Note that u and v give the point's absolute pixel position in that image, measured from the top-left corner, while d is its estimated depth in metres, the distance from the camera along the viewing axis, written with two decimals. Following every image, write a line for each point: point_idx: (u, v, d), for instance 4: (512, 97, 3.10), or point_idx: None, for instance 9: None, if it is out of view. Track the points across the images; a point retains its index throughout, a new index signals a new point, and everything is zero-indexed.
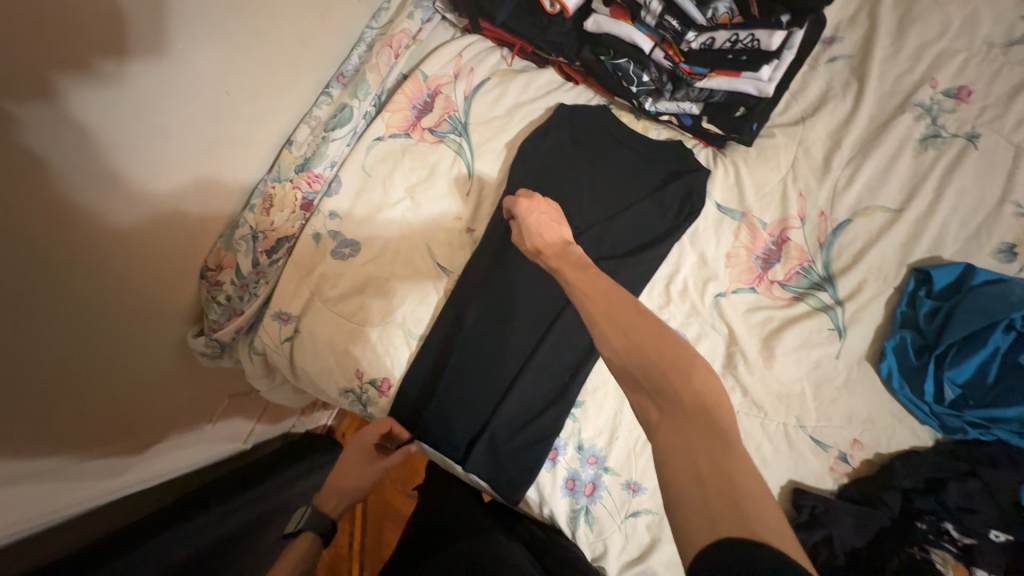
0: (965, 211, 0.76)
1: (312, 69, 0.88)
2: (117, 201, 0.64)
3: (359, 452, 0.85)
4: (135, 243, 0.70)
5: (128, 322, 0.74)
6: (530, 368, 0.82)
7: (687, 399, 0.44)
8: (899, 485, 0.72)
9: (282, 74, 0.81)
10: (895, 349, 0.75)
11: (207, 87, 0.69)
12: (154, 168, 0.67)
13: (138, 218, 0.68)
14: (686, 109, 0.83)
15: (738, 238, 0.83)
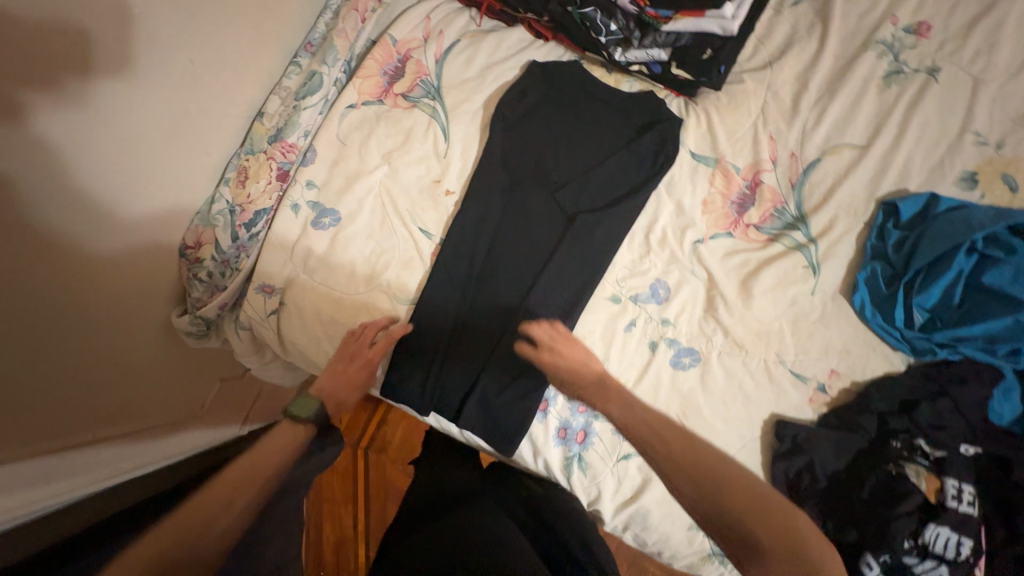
0: (928, 143, 0.79)
1: (278, 37, 0.86)
2: (88, 175, 0.63)
3: (358, 362, 0.79)
4: (120, 238, 0.71)
5: (110, 302, 0.73)
6: (518, 326, 0.83)
7: (765, 513, 0.58)
8: (873, 408, 0.75)
9: (245, 40, 0.80)
10: (866, 280, 0.78)
11: (171, 83, 0.70)
12: (123, 142, 0.66)
13: (119, 218, 0.70)
14: (655, 55, 0.84)
15: (713, 184, 0.84)
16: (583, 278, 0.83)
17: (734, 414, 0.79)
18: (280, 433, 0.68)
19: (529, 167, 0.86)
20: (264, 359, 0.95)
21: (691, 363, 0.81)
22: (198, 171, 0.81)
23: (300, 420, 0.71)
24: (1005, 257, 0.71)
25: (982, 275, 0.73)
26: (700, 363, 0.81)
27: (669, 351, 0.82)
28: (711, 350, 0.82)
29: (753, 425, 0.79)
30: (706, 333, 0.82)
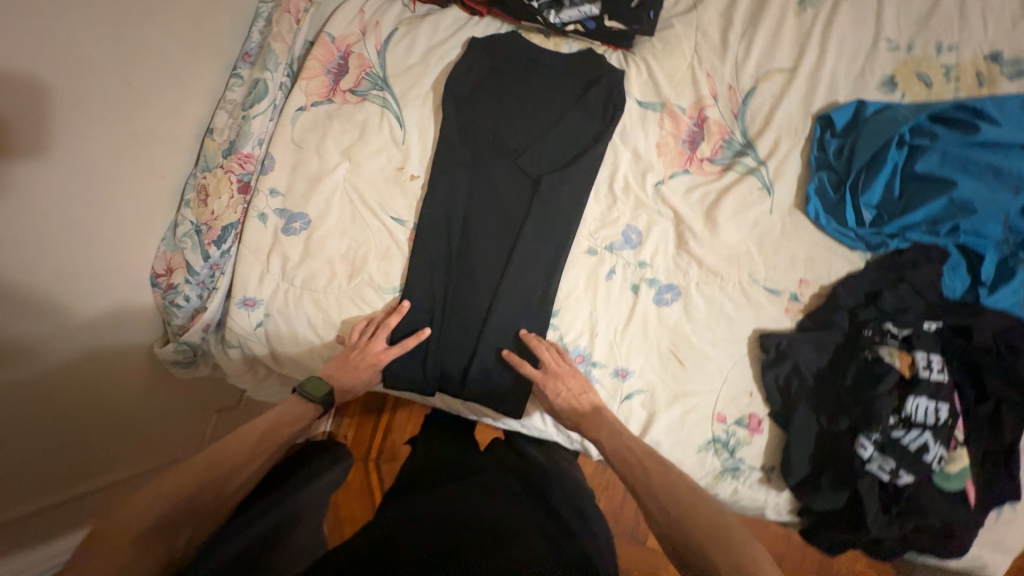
0: (848, 56, 0.86)
1: (214, 51, 0.86)
2: (37, 212, 0.63)
3: (365, 361, 0.81)
4: (83, 278, 0.71)
5: (80, 337, 0.73)
6: (503, 294, 0.85)
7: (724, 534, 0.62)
8: (843, 304, 0.81)
9: (182, 55, 0.79)
10: (816, 190, 0.84)
11: (105, 120, 0.68)
12: (65, 185, 0.65)
13: (72, 260, 0.69)
14: (587, 12, 0.87)
15: (663, 127, 0.88)
16: (557, 236, 0.86)
17: (720, 336, 0.84)
18: (282, 411, 0.73)
19: (487, 140, 0.88)
20: (260, 377, 0.94)
21: (673, 298, 0.86)
22: (155, 194, 0.81)
23: (308, 403, 0.75)
24: (931, 143, 0.78)
25: (916, 164, 0.78)
26: (681, 297, 0.86)
27: (651, 290, 0.86)
28: (689, 283, 0.86)
29: (740, 344, 0.84)
30: (682, 267, 0.86)
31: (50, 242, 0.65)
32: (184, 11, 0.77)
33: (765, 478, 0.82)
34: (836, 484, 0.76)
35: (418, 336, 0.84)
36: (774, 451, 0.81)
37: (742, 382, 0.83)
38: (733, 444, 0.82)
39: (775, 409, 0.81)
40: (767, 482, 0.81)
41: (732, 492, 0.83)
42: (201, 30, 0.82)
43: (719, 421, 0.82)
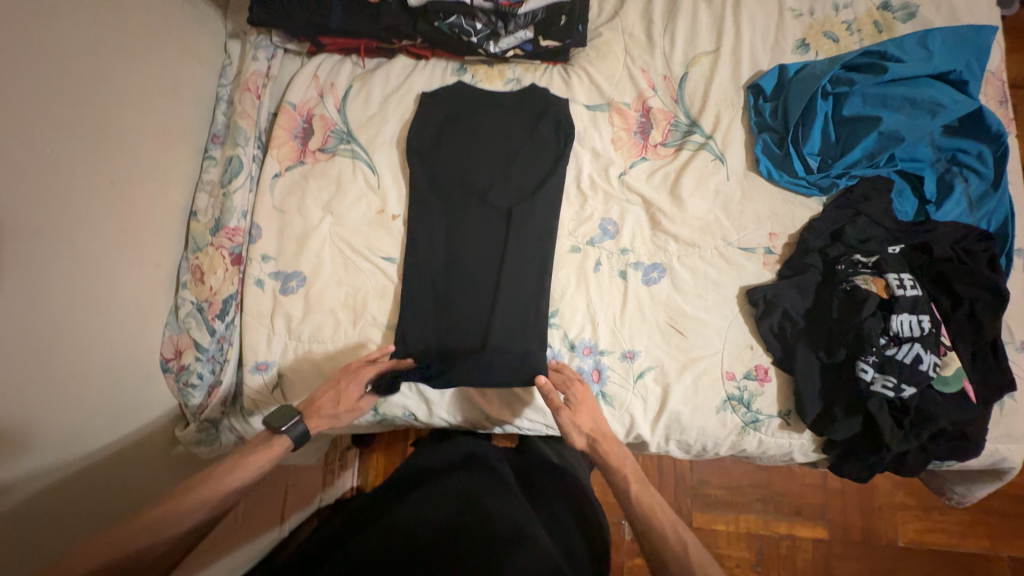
0: (761, 29, 0.95)
1: (185, 139, 0.91)
2: (55, 312, 0.66)
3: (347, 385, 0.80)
4: (99, 376, 0.74)
5: (103, 430, 0.75)
6: (497, 308, 0.89)
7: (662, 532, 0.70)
8: (813, 247, 0.87)
9: (157, 147, 0.84)
10: (763, 151, 0.91)
11: (94, 222, 0.72)
12: (67, 292, 0.68)
13: (84, 361, 0.71)
14: (523, 37, 0.91)
15: (614, 124, 0.96)
16: (540, 242, 0.91)
17: (711, 301, 0.89)
18: (269, 450, 0.73)
19: (456, 168, 0.93)
20: None
21: (660, 276, 0.91)
22: (153, 282, 0.84)
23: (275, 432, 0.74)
24: (851, 89, 0.86)
25: (842, 110, 0.87)
26: (667, 273, 0.91)
27: (638, 273, 0.91)
28: (671, 259, 0.92)
29: (730, 303, 0.89)
30: (661, 246, 0.92)
31: (68, 337, 0.68)
32: (152, 108, 0.83)
33: (785, 423, 0.86)
34: (849, 411, 0.80)
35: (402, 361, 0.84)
36: (787, 396, 0.85)
37: (741, 338, 0.88)
38: (747, 398, 0.86)
39: (777, 356, 0.85)
40: (787, 427, 0.86)
41: (758, 444, 0.87)
42: (170, 121, 0.87)
43: (729, 379, 0.87)
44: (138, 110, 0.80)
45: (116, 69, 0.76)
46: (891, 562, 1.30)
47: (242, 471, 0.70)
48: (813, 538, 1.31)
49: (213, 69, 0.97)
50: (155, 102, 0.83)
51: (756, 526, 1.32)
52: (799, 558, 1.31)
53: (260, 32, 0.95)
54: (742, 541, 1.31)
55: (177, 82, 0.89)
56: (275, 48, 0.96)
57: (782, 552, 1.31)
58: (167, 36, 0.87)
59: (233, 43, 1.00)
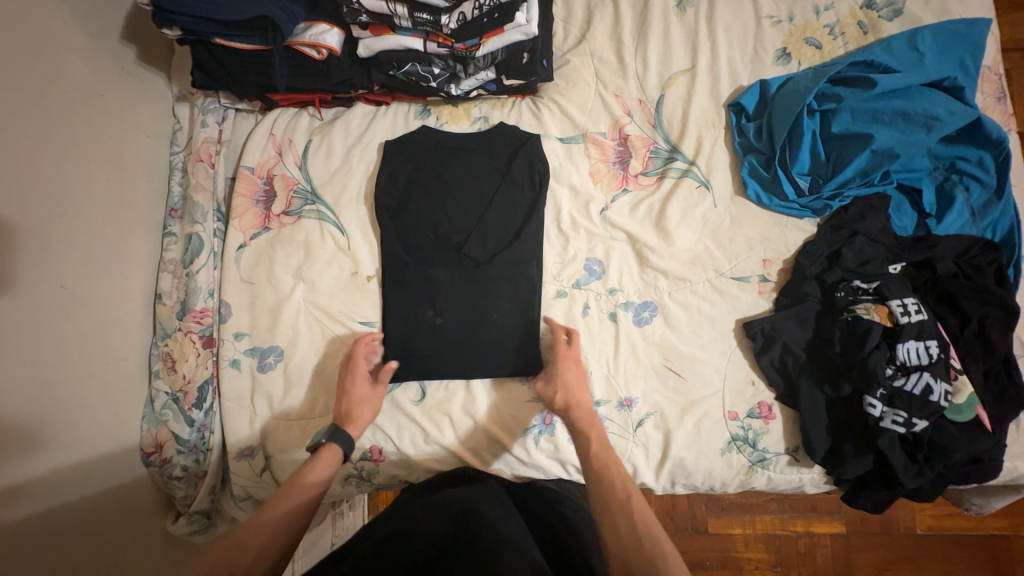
0: (737, 42, 0.89)
1: (141, 218, 0.86)
2: (18, 436, 0.63)
3: (359, 385, 0.80)
4: (81, 488, 0.71)
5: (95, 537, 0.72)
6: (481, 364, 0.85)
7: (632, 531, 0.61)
8: (810, 274, 0.82)
9: (110, 236, 0.79)
10: (750, 174, 0.86)
11: (52, 335, 0.69)
12: (28, 416, 0.64)
13: (62, 478, 0.68)
14: (485, 78, 0.83)
15: (591, 156, 0.90)
16: (526, 293, 0.86)
17: (707, 337, 0.85)
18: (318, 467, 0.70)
19: (430, 216, 0.89)
20: None
21: (652, 315, 0.87)
22: (123, 378, 0.81)
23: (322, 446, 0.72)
24: (838, 106, 0.82)
25: (831, 127, 0.83)
26: (659, 311, 0.87)
27: (628, 314, 0.87)
28: (662, 296, 0.87)
29: (727, 338, 0.85)
30: (651, 283, 0.88)
31: (35, 458, 0.65)
32: (98, 196, 0.78)
33: (794, 459, 0.82)
34: (859, 449, 0.77)
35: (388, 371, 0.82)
36: (794, 432, 0.82)
37: (742, 374, 0.84)
38: (753, 437, 0.83)
39: (780, 392, 0.82)
40: (796, 462, 0.82)
41: (767, 480, 0.84)
42: (120, 205, 0.82)
43: (733, 419, 0.83)
44: (84, 203, 0.75)
45: (53, 164, 0.71)
46: (911, 549, 1.25)
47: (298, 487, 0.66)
48: (830, 533, 1.26)
49: (162, 137, 0.91)
50: (101, 190, 0.78)
51: (771, 526, 1.26)
52: (818, 555, 1.25)
53: (207, 94, 0.91)
54: (759, 542, 1.25)
55: (126, 161, 0.83)
56: (225, 110, 0.92)
57: (800, 550, 1.25)
58: (107, 113, 0.80)
59: (181, 105, 0.93)
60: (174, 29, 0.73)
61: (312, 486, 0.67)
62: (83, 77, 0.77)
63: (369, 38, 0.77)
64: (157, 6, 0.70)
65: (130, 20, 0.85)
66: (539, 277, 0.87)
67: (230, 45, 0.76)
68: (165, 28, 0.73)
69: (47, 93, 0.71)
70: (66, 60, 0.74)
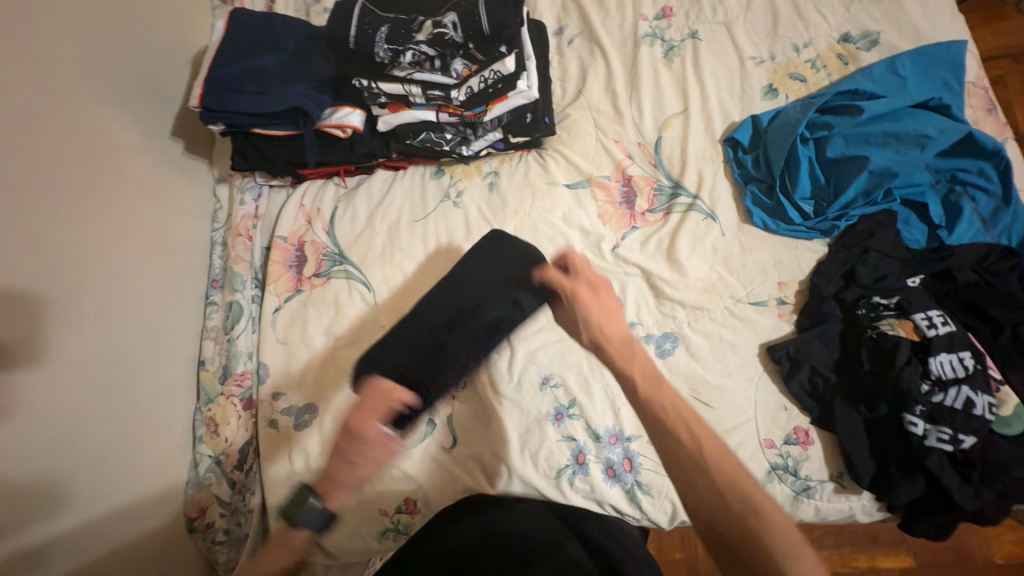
0: (725, 84, 0.96)
1: (187, 291, 0.94)
2: (51, 510, 0.66)
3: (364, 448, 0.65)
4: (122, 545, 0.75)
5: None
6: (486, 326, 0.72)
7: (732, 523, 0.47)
8: (827, 294, 0.83)
9: (157, 311, 0.87)
10: (753, 202, 0.90)
11: (102, 405, 0.74)
12: (77, 481, 0.70)
13: (103, 539, 0.72)
14: (493, 138, 0.89)
15: (598, 198, 0.95)
16: None
17: (732, 364, 0.85)
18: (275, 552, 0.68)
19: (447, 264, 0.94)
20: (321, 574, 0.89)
21: (674, 346, 0.88)
22: (170, 443, 0.85)
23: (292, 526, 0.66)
24: (830, 132, 0.86)
25: (826, 152, 0.87)
26: (680, 341, 0.88)
27: (650, 346, 0.88)
28: (681, 326, 0.89)
29: (752, 364, 0.85)
30: (669, 314, 0.89)
31: (84, 526, 0.70)
32: (148, 275, 0.86)
33: (840, 486, 0.80)
34: (906, 471, 0.74)
35: (389, 396, 0.69)
36: (835, 457, 0.80)
37: (772, 399, 0.83)
38: (793, 466, 0.81)
39: (814, 415, 0.81)
40: (843, 490, 0.80)
41: (815, 511, 0.81)
42: (166, 281, 0.89)
43: (770, 447, 0.82)
44: (139, 283, 0.84)
45: (113, 252, 0.80)
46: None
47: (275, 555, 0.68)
48: (899, 568, 1.15)
49: (204, 217, 1.00)
50: (153, 270, 0.87)
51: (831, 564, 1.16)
52: None
53: (245, 175, 1.01)
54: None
55: (174, 241, 0.92)
56: (260, 187, 1.01)
57: None
58: (157, 201, 0.90)
59: (222, 186, 1.03)
60: (219, 124, 0.83)
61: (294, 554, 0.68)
62: (141, 174, 0.87)
63: (387, 113, 0.85)
64: (204, 107, 0.81)
65: (180, 119, 0.97)
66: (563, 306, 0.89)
67: (266, 133, 0.85)
68: (211, 124, 0.83)
69: (110, 190, 0.81)
70: (125, 159, 0.84)
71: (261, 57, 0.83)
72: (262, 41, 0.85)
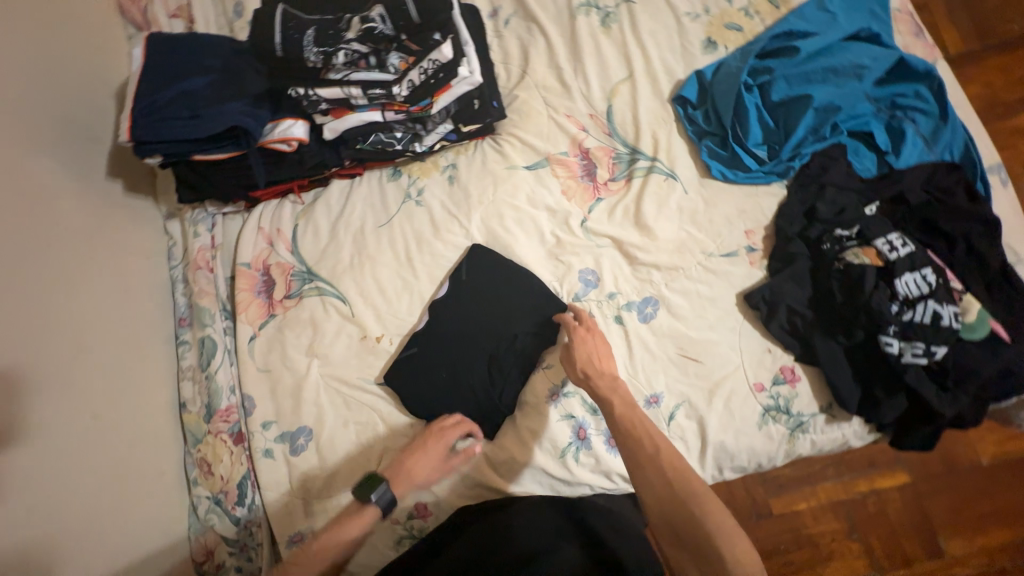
0: (665, 43, 0.96)
1: (154, 334, 0.90)
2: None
3: (430, 446, 0.81)
4: None
5: None
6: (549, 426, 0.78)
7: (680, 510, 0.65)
8: (793, 235, 0.85)
9: (124, 361, 0.82)
10: (710, 156, 0.91)
11: (83, 466, 0.71)
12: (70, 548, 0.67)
13: None
14: (445, 130, 0.87)
15: (559, 175, 0.95)
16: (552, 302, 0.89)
17: (713, 318, 0.87)
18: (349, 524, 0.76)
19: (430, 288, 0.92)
20: None
21: (655, 309, 0.89)
22: (163, 494, 0.82)
23: (366, 502, 0.77)
24: (772, 76, 0.88)
25: (771, 96, 0.88)
26: (661, 304, 0.89)
27: (632, 314, 0.89)
28: (659, 289, 0.90)
29: (732, 314, 0.87)
30: (645, 279, 0.90)
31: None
32: (105, 326, 0.81)
33: (831, 416, 0.83)
34: (889, 390, 0.77)
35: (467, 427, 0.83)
36: (822, 389, 0.83)
37: (756, 344, 0.85)
38: (785, 404, 0.83)
39: (797, 353, 0.83)
40: (834, 419, 0.83)
41: (811, 444, 0.84)
42: (126, 329, 0.85)
43: (761, 391, 0.84)
44: (100, 333, 0.80)
45: (67, 305, 0.76)
46: (983, 485, 1.20)
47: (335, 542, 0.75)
48: (897, 485, 1.21)
49: (158, 257, 0.96)
50: (112, 317, 0.83)
51: (835, 493, 1.20)
52: (892, 513, 1.19)
53: (194, 206, 0.97)
54: (830, 513, 1.19)
55: (129, 285, 0.88)
56: (213, 216, 0.97)
57: (872, 511, 1.19)
58: (102, 249, 0.85)
59: (172, 222, 0.98)
60: (156, 156, 0.79)
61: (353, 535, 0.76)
62: (79, 220, 0.83)
63: (331, 121, 0.81)
64: (137, 141, 0.76)
65: (114, 158, 0.92)
66: (539, 287, 0.89)
67: (208, 159, 0.81)
68: (148, 158, 0.79)
69: (50, 242, 0.76)
70: (60, 207, 0.80)
71: (190, 80, 0.80)
72: (187, 64, 0.82)
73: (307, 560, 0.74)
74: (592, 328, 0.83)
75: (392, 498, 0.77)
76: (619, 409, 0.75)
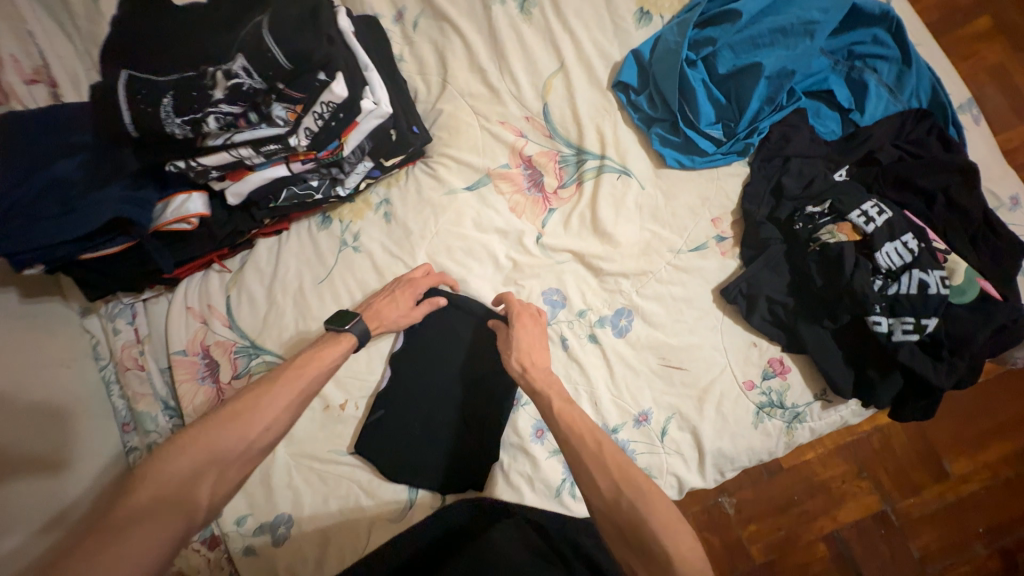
0: (595, 23, 0.86)
1: (90, 436, 0.79)
2: None
3: (402, 290, 0.78)
4: None
5: None
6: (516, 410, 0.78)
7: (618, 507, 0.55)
8: (762, 218, 0.79)
9: (61, 489, 0.72)
10: (663, 145, 0.83)
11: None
12: None
13: None
14: (366, 167, 0.79)
15: (504, 191, 0.86)
16: None
17: (691, 319, 0.81)
18: (330, 347, 0.69)
19: (385, 342, 0.84)
20: None
21: (629, 320, 0.82)
22: None
23: (341, 333, 0.71)
24: (715, 47, 0.80)
25: (717, 70, 0.80)
26: (635, 314, 0.82)
27: (606, 329, 0.82)
28: (631, 297, 0.83)
29: (711, 312, 0.81)
30: (614, 289, 0.83)
31: None
32: (34, 424, 0.72)
33: (826, 401, 0.79)
34: (883, 370, 0.73)
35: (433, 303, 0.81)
36: (814, 377, 0.79)
37: (740, 340, 0.80)
38: (778, 399, 0.79)
39: (784, 344, 0.78)
40: (829, 404, 0.79)
41: (811, 433, 0.80)
42: (62, 442, 0.75)
43: (752, 388, 0.79)
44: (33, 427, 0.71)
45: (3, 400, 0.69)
46: (991, 405, 1.07)
47: (316, 366, 0.66)
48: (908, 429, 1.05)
49: (83, 359, 0.85)
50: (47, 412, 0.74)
51: (842, 437, 1.04)
52: (898, 447, 1.05)
53: (109, 299, 0.87)
54: (838, 458, 1.03)
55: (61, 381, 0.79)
56: (133, 306, 0.88)
57: (877, 448, 1.05)
58: (17, 366, 0.73)
59: (90, 319, 0.88)
60: (37, 265, 0.67)
61: (325, 366, 0.67)
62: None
63: (231, 184, 0.71)
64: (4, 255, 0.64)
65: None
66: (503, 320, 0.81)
67: (101, 255, 0.71)
68: (28, 268, 0.67)
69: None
70: None
71: (55, 162, 0.67)
72: (40, 144, 0.67)
73: (267, 385, 0.61)
74: (522, 313, 0.77)
75: (367, 329, 0.73)
76: (558, 400, 0.66)
